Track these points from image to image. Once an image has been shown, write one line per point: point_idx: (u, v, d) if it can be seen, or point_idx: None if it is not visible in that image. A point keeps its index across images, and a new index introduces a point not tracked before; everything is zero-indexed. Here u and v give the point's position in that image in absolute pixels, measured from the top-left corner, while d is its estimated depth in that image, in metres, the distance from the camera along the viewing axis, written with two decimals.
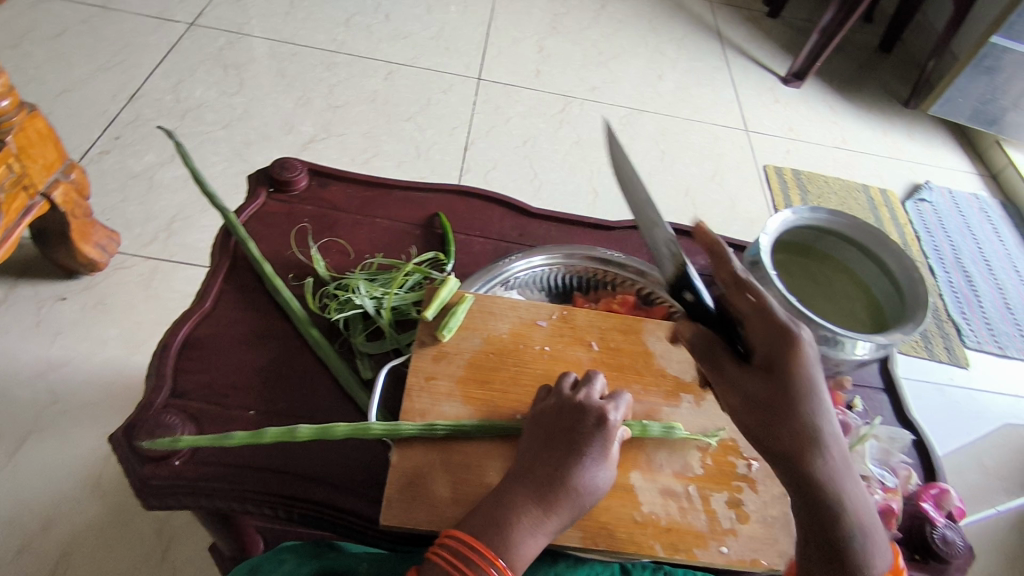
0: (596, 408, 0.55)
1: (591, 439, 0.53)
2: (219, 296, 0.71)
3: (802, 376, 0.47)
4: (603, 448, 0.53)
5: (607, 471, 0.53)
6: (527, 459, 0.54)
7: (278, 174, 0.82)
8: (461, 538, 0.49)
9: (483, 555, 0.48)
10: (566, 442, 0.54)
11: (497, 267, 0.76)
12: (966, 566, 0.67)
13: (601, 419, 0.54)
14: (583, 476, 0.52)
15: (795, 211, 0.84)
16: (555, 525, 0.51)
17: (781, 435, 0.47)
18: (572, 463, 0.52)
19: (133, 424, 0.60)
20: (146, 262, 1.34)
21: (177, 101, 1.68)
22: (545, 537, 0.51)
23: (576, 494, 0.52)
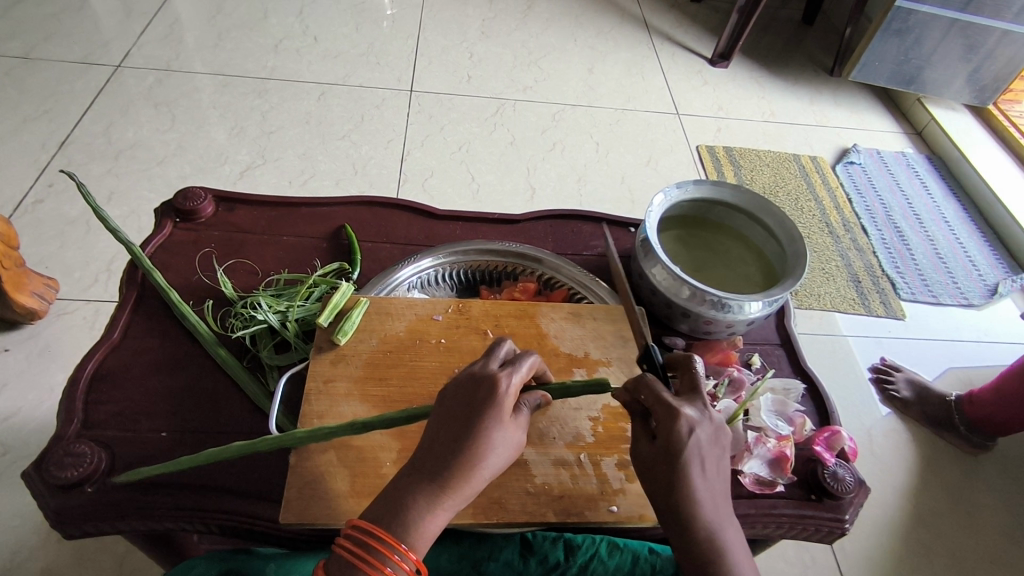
0: (489, 377, 0.54)
1: (484, 410, 0.52)
2: (128, 327, 0.74)
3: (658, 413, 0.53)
4: (495, 416, 0.52)
5: (509, 437, 0.53)
6: (427, 438, 0.53)
7: (182, 205, 0.85)
8: (365, 528, 0.49)
9: (384, 542, 0.48)
10: (461, 416, 0.53)
11: (398, 269, 0.79)
12: (857, 499, 0.72)
13: (492, 389, 0.53)
14: (478, 448, 0.51)
15: (680, 187, 0.88)
16: (457, 500, 0.50)
17: (646, 459, 0.53)
18: (466, 437, 0.51)
19: (43, 457, 0.62)
20: (88, 305, 1.34)
21: (109, 143, 1.68)
22: (449, 513, 0.50)
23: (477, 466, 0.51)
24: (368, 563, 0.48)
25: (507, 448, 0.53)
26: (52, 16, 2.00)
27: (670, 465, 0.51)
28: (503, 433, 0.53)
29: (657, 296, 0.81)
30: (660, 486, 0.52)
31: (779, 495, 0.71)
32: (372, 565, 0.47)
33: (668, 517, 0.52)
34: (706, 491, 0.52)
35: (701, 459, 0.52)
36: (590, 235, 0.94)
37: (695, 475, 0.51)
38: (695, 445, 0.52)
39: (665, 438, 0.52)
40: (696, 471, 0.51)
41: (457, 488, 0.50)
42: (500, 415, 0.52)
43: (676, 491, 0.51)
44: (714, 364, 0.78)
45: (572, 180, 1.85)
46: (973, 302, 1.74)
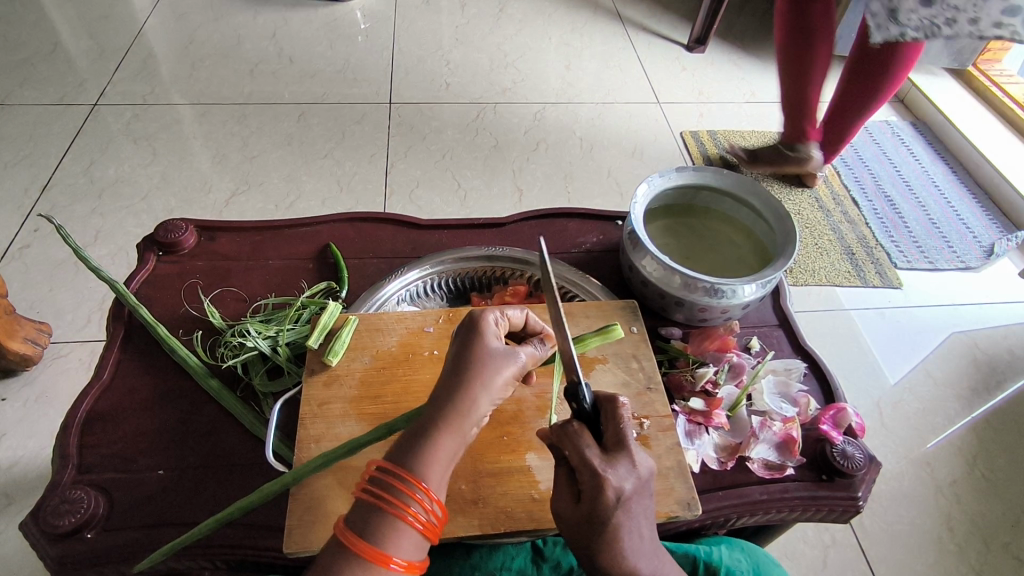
0: (474, 318, 0.59)
1: (474, 341, 0.56)
2: (117, 366, 0.73)
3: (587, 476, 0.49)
4: (481, 345, 0.56)
5: (495, 361, 0.56)
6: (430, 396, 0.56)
7: (163, 238, 0.84)
8: (383, 471, 0.50)
9: (405, 481, 0.49)
10: (453, 356, 0.56)
11: (385, 285, 0.79)
12: (869, 475, 0.70)
13: (478, 325, 0.58)
14: (474, 375, 0.54)
15: (663, 175, 0.87)
16: (458, 429, 0.52)
17: (580, 522, 0.50)
18: (456, 373, 0.55)
19: (41, 506, 0.61)
20: (84, 347, 1.34)
21: (91, 182, 1.68)
22: (450, 445, 0.52)
23: (474, 392, 0.54)
24: (392, 505, 0.48)
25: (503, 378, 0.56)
26: (23, 61, 1.99)
27: (593, 531, 0.48)
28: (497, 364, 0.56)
29: (649, 288, 0.80)
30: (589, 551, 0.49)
31: (790, 478, 0.70)
32: (397, 505, 0.48)
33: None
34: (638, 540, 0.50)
35: (629, 518, 0.49)
36: (577, 231, 0.93)
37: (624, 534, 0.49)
38: (624, 507, 0.49)
39: (591, 502, 0.49)
40: (625, 532, 0.49)
41: (457, 416, 0.53)
42: (488, 343, 0.56)
43: (602, 553, 0.49)
44: (712, 350, 0.77)
45: (558, 178, 1.84)
46: (971, 265, 1.73)
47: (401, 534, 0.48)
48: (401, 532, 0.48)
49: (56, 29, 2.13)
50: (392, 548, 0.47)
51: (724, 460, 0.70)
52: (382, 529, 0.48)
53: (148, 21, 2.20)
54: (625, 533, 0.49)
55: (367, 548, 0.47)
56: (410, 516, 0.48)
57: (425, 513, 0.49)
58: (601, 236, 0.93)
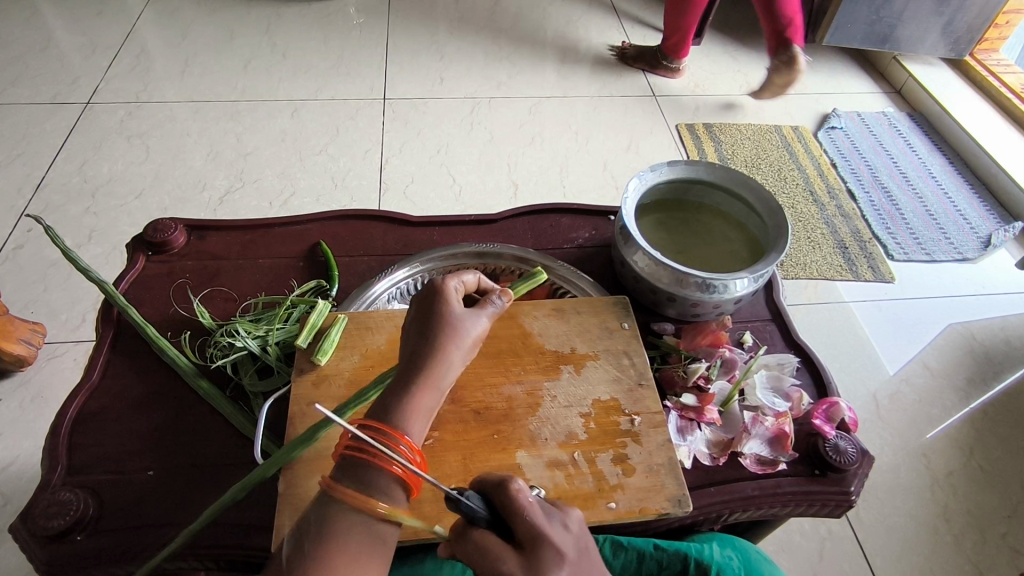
0: (436, 285, 0.61)
1: (439, 304, 0.59)
2: (106, 367, 0.73)
3: None
4: (444, 311, 0.58)
5: (465, 324, 0.59)
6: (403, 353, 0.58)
7: (152, 237, 0.84)
8: (365, 427, 0.51)
9: (387, 431, 0.51)
10: (422, 320, 0.59)
11: (374, 283, 0.78)
12: (862, 470, 0.70)
13: (440, 290, 0.60)
14: (441, 333, 0.57)
15: (654, 169, 0.86)
16: (434, 383, 0.55)
17: None
18: (425, 334, 0.57)
19: (29, 508, 0.61)
20: (79, 346, 1.33)
21: (85, 180, 1.67)
22: (430, 396, 0.55)
23: (445, 348, 0.57)
24: (378, 455, 0.50)
25: (469, 334, 0.59)
26: (15, 60, 1.98)
27: None
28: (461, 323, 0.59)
29: (641, 284, 0.80)
30: None
31: (783, 473, 0.69)
32: (382, 454, 0.50)
33: None
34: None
35: None
36: (569, 227, 0.93)
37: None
38: None
39: None
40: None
41: (432, 368, 0.56)
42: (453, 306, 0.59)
43: None
44: (705, 345, 0.77)
45: (554, 172, 1.83)
46: (967, 256, 1.73)
47: (388, 482, 0.50)
48: (388, 478, 0.50)
49: (48, 27, 2.11)
50: (381, 494, 0.49)
51: (717, 456, 0.70)
52: (369, 478, 0.49)
53: (140, 17, 2.18)
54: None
55: (357, 495, 0.48)
56: (396, 464, 0.50)
57: (407, 460, 0.51)
58: (594, 231, 0.92)
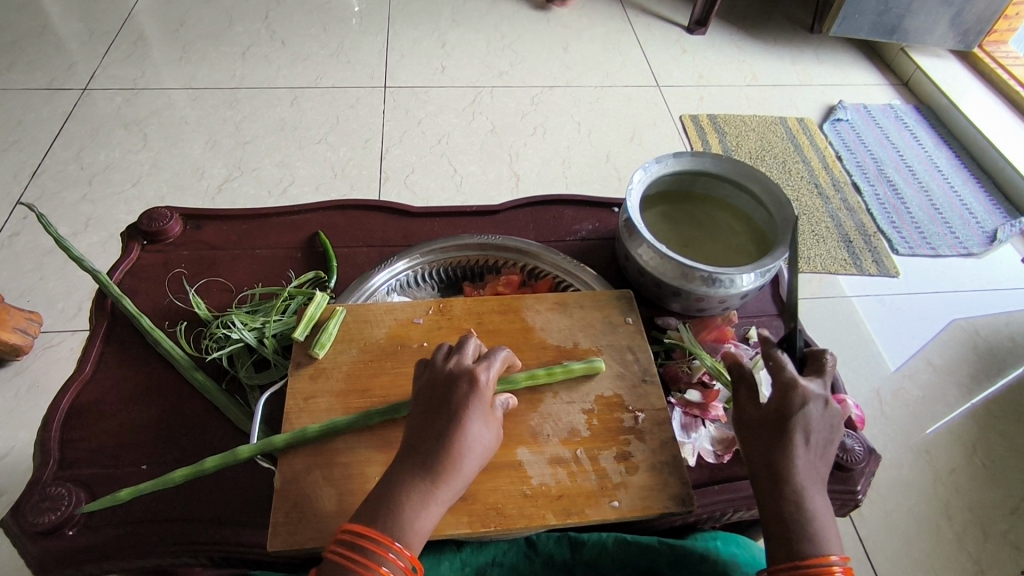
0: (467, 374, 0.55)
1: (467, 402, 0.54)
2: (99, 358, 0.71)
3: (786, 395, 0.55)
4: (472, 410, 0.53)
5: (487, 429, 0.54)
6: (411, 440, 0.53)
7: (147, 226, 0.82)
8: (351, 530, 0.49)
9: (375, 540, 0.48)
10: (442, 412, 0.54)
11: (373, 274, 0.77)
12: (869, 469, 0.68)
13: (471, 382, 0.55)
14: (462, 436, 0.52)
15: (661, 161, 0.84)
16: (446, 491, 0.51)
17: (765, 434, 0.55)
18: (448, 433, 0.52)
19: (20, 502, 0.60)
20: (76, 335, 1.32)
21: (82, 168, 1.65)
22: (439, 506, 0.51)
23: (463, 451, 0.52)
24: (361, 563, 0.48)
25: (487, 441, 0.54)
26: (10, 44, 1.95)
27: (777, 427, 0.55)
28: (481, 426, 0.54)
29: (645, 277, 0.78)
30: (764, 446, 0.55)
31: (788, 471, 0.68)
32: (367, 564, 0.48)
33: (765, 487, 0.54)
34: (807, 464, 0.54)
35: (809, 430, 0.55)
36: (572, 219, 0.91)
37: (802, 445, 0.54)
38: (805, 415, 0.55)
39: (777, 405, 0.56)
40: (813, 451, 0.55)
41: (448, 474, 0.51)
42: (481, 404, 0.54)
43: (779, 454, 0.54)
44: (709, 341, 0.77)
45: (556, 163, 1.81)
46: (973, 251, 1.71)
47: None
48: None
49: (44, 12, 2.08)
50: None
51: (720, 453, 0.69)
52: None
53: (137, 3, 2.15)
54: (802, 448, 0.54)
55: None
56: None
57: (396, 572, 0.48)
58: (597, 223, 0.91)
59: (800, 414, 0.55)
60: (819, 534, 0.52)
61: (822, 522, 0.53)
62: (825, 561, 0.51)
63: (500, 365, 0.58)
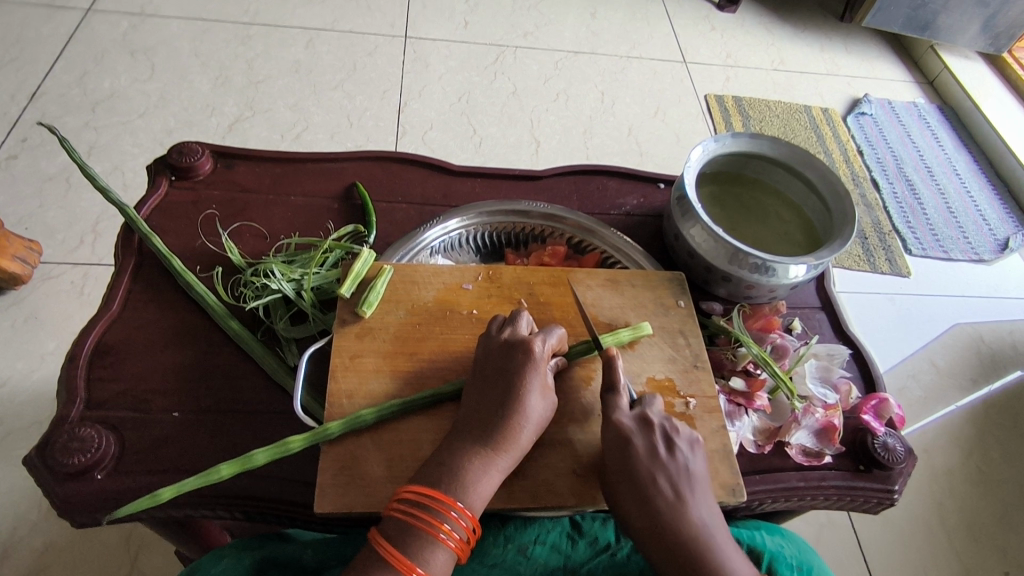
0: (523, 345, 0.56)
1: (525, 373, 0.54)
2: (127, 297, 0.68)
3: (614, 440, 0.55)
4: (528, 382, 0.54)
5: (546, 400, 0.55)
6: (467, 411, 0.54)
7: (177, 161, 0.78)
8: (415, 489, 0.49)
9: (439, 500, 0.48)
10: (500, 382, 0.54)
11: (422, 231, 0.74)
12: (908, 469, 0.69)
13: (529, 353, 0.55)
14: (521, 406, 0.53)
15: (716, 140, 0.82)
16: (505, 460, 0.52)
17: (616, 487, 0.55)
18: (507, 404, 0.53)
19: (46, 441, 0.57)
20: (76, 269, 1.27)
21: (85, 94, 1.57)
22: (500, 473, 0.51)
23: (523, 420, 0.53)
24: (425, 521, 0.48)
25: (545, 413, 0.54)
26: None
27: (624, 481, 0.54)
28: (538, 397, 0.54)
29: (695, 259, 0.76)
30: (629, 498, 0.54)
31: (827, 466, 0.68)
32: (432, 523, 0.48)
33: (648, 534, 0.53)
34: (678, 506, 0.54)
35: (657, 471, 0.54)
36: (617, 192, 0.88)
37: (656, 493, 0.54)
38: (640, 457, 0.54)
39: (610, 454, 0.55)
40: (680, 491, 0.55)
41: (509, 442, 0.52)
42: (539, 375, 0.54)
43: (643, 503, 0.54)
44: (755, 330, 0.75)
45: (577, 133, 1.76)
46: (983, 257, 1.71)
47: (434, 551, 0.48)
48: (432, 548, 0.48)
49: None
50: (425, 566, 0.47)
51: (762, 444, 0.68)
52: (414, 543, 0.48)
53: None
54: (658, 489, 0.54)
55: (398, 559, 0.47)
56: (443, 534, 0.48)
57: (458, 531, 0.49)
58: (642, 198, 0.88)
59: (637, 462, 0.54)
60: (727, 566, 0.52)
61: (729, 550, 0.54)
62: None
63: (557, 341, 0.59)
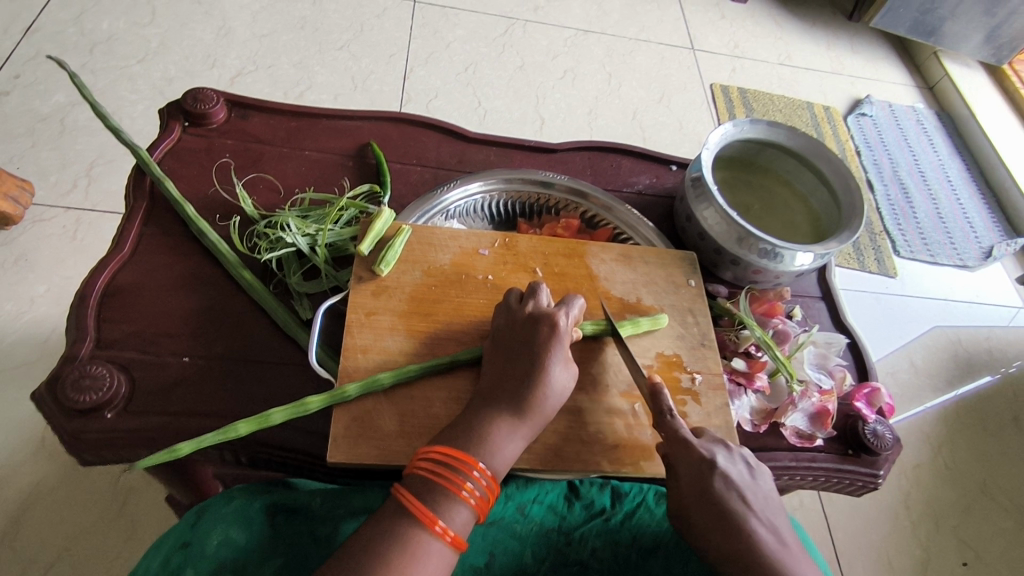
0: (548, 318, 0.57)
1: (548, 346, 0.56)
2: (138, 241, 0.67)
3: (699, 466, 0.56)
4: (551, 355, 0.55)
5: (568, 373, 0.56)
6: (492, 380, 0.56)
7: (191, 106, 0.76)
8: (438, 448, 0.51)
9: (462, 460, 0.50)
10: (525, 354, 0.56)
11: (440, 193, 0.74)
12: (893, 456, 0.72)
13: (553, 327, 0.57)
14: (546, 377, 0.55)
15: (733, 125, 0.83)
16: (528, 426, 0.54)
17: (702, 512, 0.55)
18: (532, 374, 0.55)
19: (57, 377, 0.57)
20: (69, 214, 1.24)
21: (81, 34, 1.51)
22: (521, 438, 0.54)
23: (547, 391, 0.55)
24: (448, 479, 0.50)
25: (567, 386, 0.56)
26: None
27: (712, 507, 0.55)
28: (560, 370, 0.56)
29: (704, 241, 0.77)
30: (715, 524, 0.54)
31: (817, 448, 0.71)
32: (454, 481, 0.50)
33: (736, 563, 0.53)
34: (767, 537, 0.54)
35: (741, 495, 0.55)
36: (629, 170, 0.89)
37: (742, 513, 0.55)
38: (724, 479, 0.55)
39: (694, 481, 0.56)
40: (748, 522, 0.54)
41: (532, 412, 0.54)
42: (560, 347, 0.56)
43: (728, 529, 0.54)
44: (759, 314, 0.76)
45: (582, 113, 1.76)
46: (968, 264, 1.75)
47: (456, 507, 0.49)
48: (454, 504, 0.49)
49: None
50: (447, 519, 0.49)
51: (757, 423, 0.70)
52: (438, 499, 0.49)
53: None
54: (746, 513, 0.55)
55: (421, 511, 0.48)
56: (465, 491, 0.50)
57: (479, 490, 0.51)
58: (654, 178, 0.89)
59: (720, 482, 0.55)
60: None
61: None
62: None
63: (576, 314, 0.60)
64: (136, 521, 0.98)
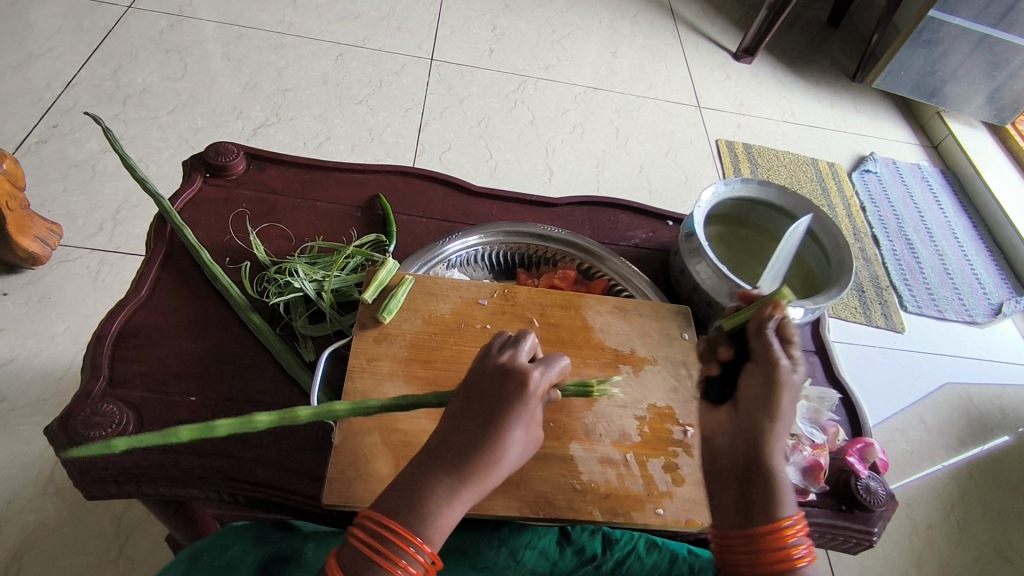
0: (522, 375, 0.51)
1: (513, 406, 0.50)
2: (155, 285, 0.71)
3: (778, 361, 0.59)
4: (514, 415, 0.50)
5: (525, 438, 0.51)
6: (442, 433, 0.50)
7: (213, 159, 0.81)
8: (377, 517, 0.47)
9: (398, 533, 0.46)
10: (485, 411, 0.50)
11: (444, 244, 0.78)
12: (887, 512, 0.72)
13: (524, 386, 0.51)
14: (501, 443, 0.49)
15: (726, 184, 0.86)
16: (471, 494, 0.49)
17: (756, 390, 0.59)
18: (487, 437, 0.49)
19: (69, 414, 0.59)
20: (92, 255, 1.30)
21: (118, 87, 1.61)
22: (462, 506, 0.49)
23: (500, 460, 0.49)
24: (383, 554, 0.46)
25: (520, 448, 0.51)
26: None
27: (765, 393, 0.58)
28: (522, 430, 0.51)
29: (699, 294, 0.79)
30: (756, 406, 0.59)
31: (811, 503, 0.71)
32: (388, 557, 0.46)
33: (748, 452, 0.58)
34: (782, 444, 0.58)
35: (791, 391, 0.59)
36: (627, 225, 0.92)
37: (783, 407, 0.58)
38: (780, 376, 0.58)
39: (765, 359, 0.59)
40: (779, 420, 0.58)
41: (477, 481, 0.49)
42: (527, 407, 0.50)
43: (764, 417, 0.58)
44: None
45: (590, 166, 1.81)
46: (976, 320, 1.74)
47: None
48: None
49: None
50: None
51: None
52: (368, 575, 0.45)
53: None
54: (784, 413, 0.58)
55: None
56: (400, 569, 0.46)
57: (417, 566, 0.46)
58: (651, 233, 0.92)
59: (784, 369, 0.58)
60: (780, 502, 0.55)
61: (785, 492, 0.56)
62: (784, 525, 0.54)
63: (559, 372, 0.54)
64: (135, 562, 0.99)
